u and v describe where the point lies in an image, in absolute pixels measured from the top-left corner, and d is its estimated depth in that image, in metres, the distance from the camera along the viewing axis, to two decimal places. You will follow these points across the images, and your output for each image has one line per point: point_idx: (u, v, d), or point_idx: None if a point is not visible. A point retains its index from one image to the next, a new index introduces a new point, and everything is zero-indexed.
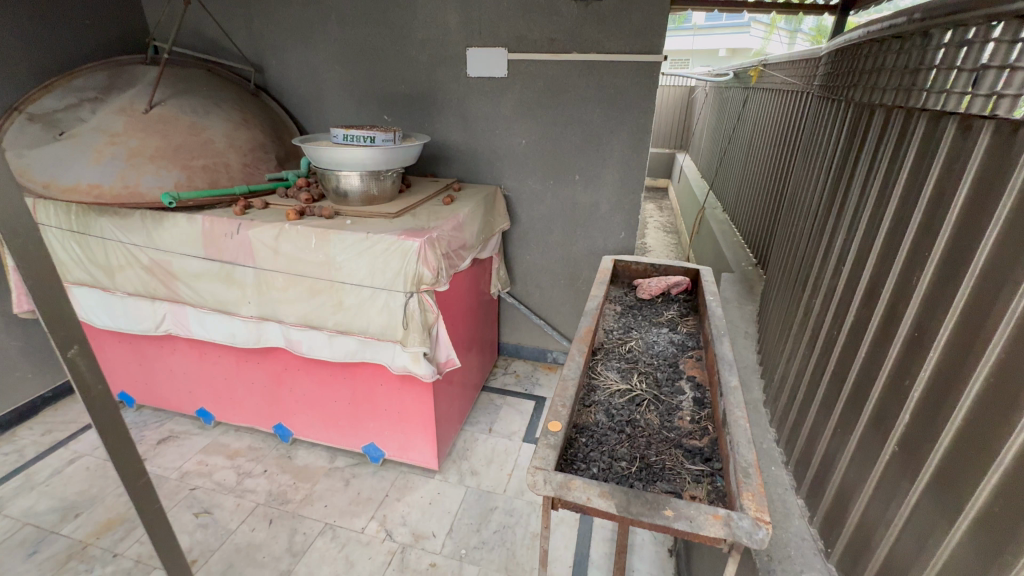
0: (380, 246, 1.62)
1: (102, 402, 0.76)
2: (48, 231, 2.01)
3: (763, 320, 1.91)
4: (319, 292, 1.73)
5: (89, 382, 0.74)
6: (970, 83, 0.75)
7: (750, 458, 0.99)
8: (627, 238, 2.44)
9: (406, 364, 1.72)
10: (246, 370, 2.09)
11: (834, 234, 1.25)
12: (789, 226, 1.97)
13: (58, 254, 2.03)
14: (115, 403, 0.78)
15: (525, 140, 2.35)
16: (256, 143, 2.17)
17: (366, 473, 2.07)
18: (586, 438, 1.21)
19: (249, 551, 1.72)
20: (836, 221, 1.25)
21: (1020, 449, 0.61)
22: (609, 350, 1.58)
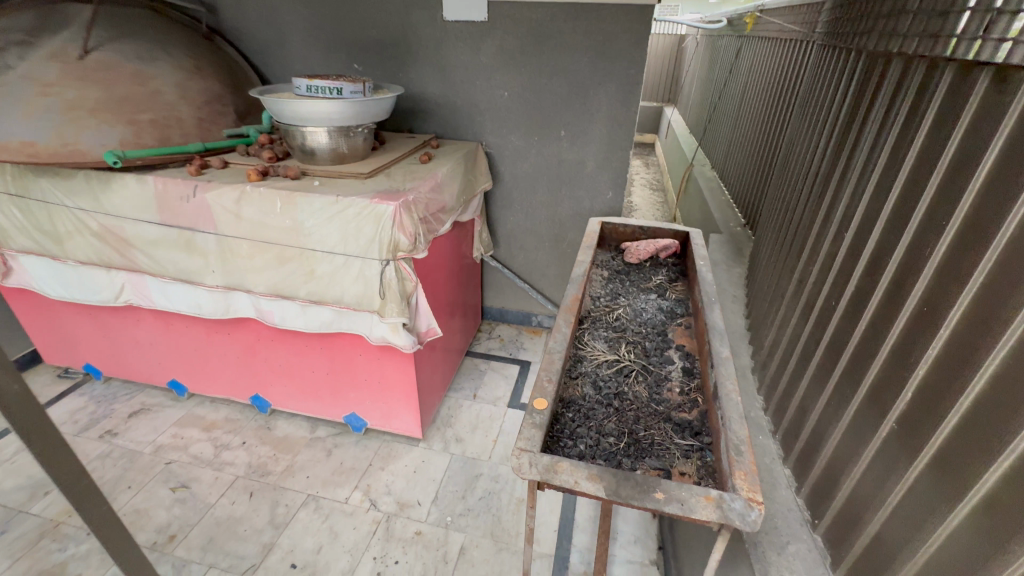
0: (351, 210, 1.50)
1: (23, 404, 0.77)
2: None
3: (752, 285, 1.87)
4: (288, 260, 1.62)
5: (2, 385, 0.75)
6: (1012, 28, 0.66)
7: (742, 435, 0.96)
8: (614, 198, 2.34)
9: (384, 335, 1.64)
10: (216, 341, 1.99)
11: (832, 198, 1.18)
12: (783, 187, 1.89)
13: None
14: (38, 400, 0.79)
15: (508, 93, 2.19)
16: (212, 95, 1.97)
17: (349, 443, 2.03)
18: (573, 413, 1.16)
19: (230, 525, 1.69)
20: (837, 186, 1.18)
21: None
22: (596, 319, 1.52)
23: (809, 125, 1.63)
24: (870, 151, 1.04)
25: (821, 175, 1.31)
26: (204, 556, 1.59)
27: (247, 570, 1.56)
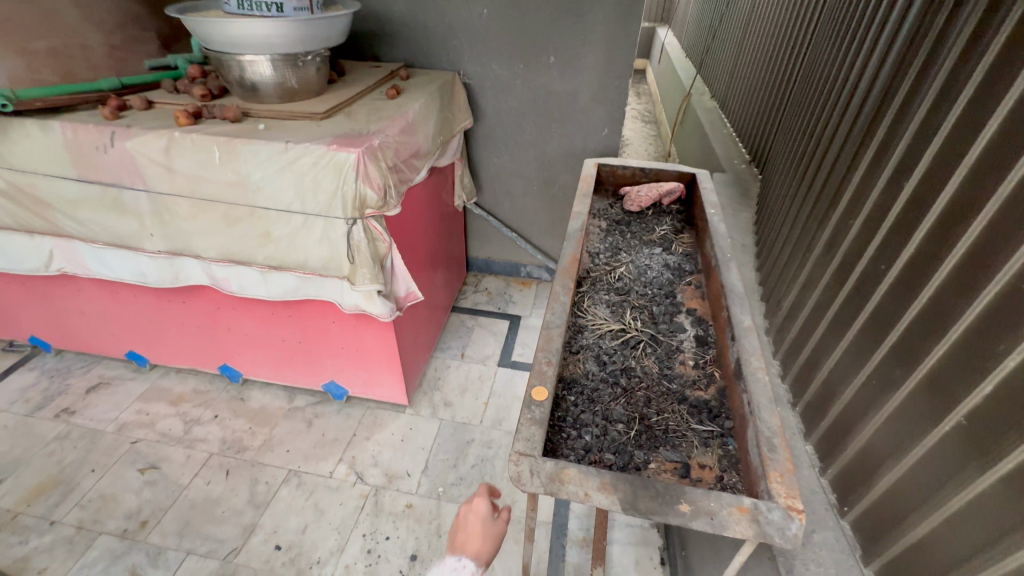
0: (306, 160, 1.25)
1: None
2: None
3: (762, 236, 1.72)
4: (237, 221, 1.38)
5: None
6: None
7: (774, 426, 0.83)
8: (611, 136, 2.09)
9: (358, 303, 1.46)
10: (172, 311, 1.78)
11: (887, 138, 0.98)
12: (800, 124, 1.69)
13: None
14: None
15: (487, 10, 1.86)
16: (127, 16, 1.61)
17: (330, 413, 1.90)
18: (575, 397, 1.02)
19: (207, 507, 1.59)
20: (891, 125, 0.99)
21: None
22: (595, 280, 1.35)
23: (842, 48, 1.40)
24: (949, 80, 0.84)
25: (868, 110, 1.11)
26: (180, 542, 1.50)
27: (229, 554, 1.47)
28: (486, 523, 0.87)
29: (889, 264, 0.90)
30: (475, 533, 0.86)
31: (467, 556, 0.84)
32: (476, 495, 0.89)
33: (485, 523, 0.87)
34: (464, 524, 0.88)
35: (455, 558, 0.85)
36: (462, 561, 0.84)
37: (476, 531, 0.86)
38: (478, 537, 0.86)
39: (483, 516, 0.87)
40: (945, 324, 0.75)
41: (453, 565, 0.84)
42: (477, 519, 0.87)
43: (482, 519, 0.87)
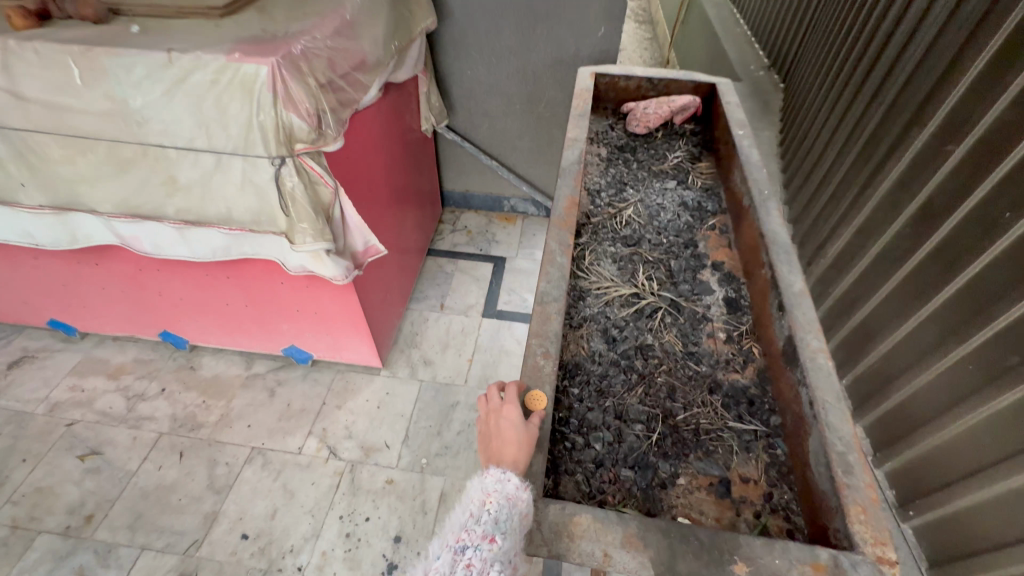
0: (201, 77, 0.91)
1: None
2: None
3: (797, 171, 1.51)
4: (129, 165, 1.05)
5: None
6: None
7: (848, 437, 0.63)
8: (608, 36, 1.70)
9: (303, 264, 1.17)
10: (85, 274, 1.48)
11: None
12: (843, 25, 1.39)
13: None
14: None
15: None
16: None
17: (295, 379, 1.69)
18: (580, 389, 0.80)
19: (162, 495, 1.41)
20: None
21: None
22: (598, 227, 1.08)
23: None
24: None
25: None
26: (133, 537, 1.33)
27: (190, 547, 1.32)
28: (520, 428, 0.63)
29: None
30: (510, 441, 0.61)
31: (507, 466, 0.59)
32: (502, 395, 0.66)
33: (521, 427, 0.62)
34: (495, 431, 0.63)
35: (495, 471, 0.58)
36: (504, 474, 0.58)
37: (512, 437, 0.61)
38: (513, 445, 0.61)
39: (514, 423, 0.62)
40: None
41: (493, 478, 0.58)
42: (509, 423, 0.63)
43: (515, 423, 0.62)
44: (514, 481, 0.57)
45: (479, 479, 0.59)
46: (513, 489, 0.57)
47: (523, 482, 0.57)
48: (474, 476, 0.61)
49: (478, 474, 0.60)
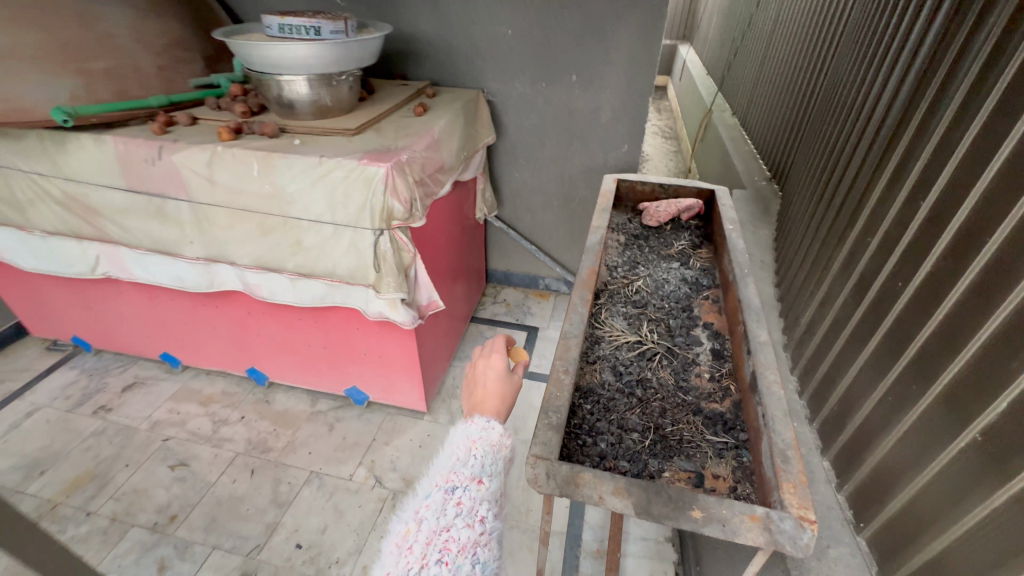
0: (338, 173, 1.32)
1: None
2: None
3: (782, 249, 1.75)
4: (272, 230, 1.46)
5: None
6: None
7: (789, 439, 0.84)
8: (630, 152, 2.12)
9: (382, 310, 1.51)
10: (205, 314, 1.86)
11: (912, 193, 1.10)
12: (818, 142, 1.71)
13: None
14: None
15: (511, 31, 1.93)
16: (174, 37, 1.70)
17: (351, 417, 1.95)
18: (591, 405, 1.04)
19: (232, 505, 1.65)
20: (939, 90, 0.95)
21: None
22: (613, 293, 1.37)
23: (870, 52, 1.41)
24: (1010, 26, 0.78)
25: None
26: (207, 537, 1.56)
27: (252, 551, 1.52)
28: (505, 381, 0.94)
29: (955, 222, 0.81)
30: (493, 392, 0.92)
31: (489, 415, 0.89)
32: (494, 353, 0.98)
33: (503, 379, 0.93)
34: (484, 380, 0.94)
35: (480, 420, 0.87)
36: (489, 422, 0.87)
37: (496, 386, 0.92)
38: (495, 394, 0.91)
39: (501, 376, 0.94)
40: (944, 356, 0.78)
41: (480, 425, 0.86)
42: (496, 375, 0.94)
43: (499, 375, 0.94)
44: (499, 427, 0.86)
45: (468, 427, 0.87)
46: (495, 441, 0.85)
47: (505, 432, 0.87)
48: (463, 420, 0.89)
49: (464, 424, 0.88)
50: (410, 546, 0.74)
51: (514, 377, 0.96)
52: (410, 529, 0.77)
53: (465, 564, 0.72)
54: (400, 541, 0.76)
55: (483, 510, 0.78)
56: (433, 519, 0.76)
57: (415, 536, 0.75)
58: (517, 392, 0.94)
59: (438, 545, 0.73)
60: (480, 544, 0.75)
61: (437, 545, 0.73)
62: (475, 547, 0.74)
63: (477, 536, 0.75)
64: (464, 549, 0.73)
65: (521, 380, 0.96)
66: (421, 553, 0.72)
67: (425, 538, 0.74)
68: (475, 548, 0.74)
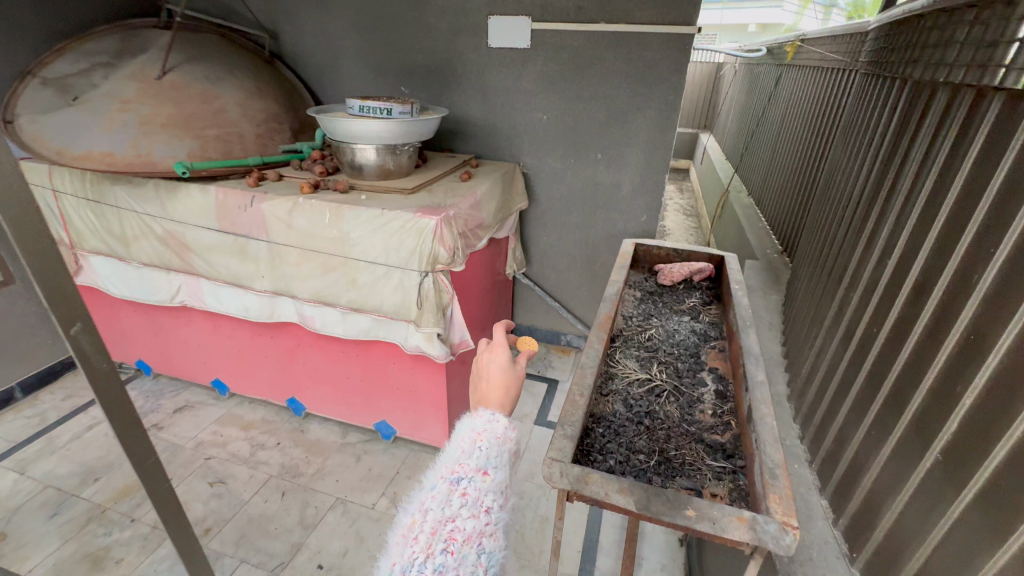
0: (395, 223, 1.57)
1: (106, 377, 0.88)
2: (64, 199, 1.98)
3: (789, 312, 1.86)
4: (333, 269, 1.70)
5: None
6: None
7: (777, 459, 0.94)
8: (648, 221, 2.35)
9: (419, 345, 1.70)
10: (259, 344, 2.07)
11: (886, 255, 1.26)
12: (818, 213, 1.89)
13: (74, 223, 2.01)
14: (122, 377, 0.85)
15: (546, 116, 2.26)
16: (270, 113, 2.08)
17: (377, 451, 2.07)
18: (603, 429, 1.16)
19: (262, 523, 1.75)
20: (899, 167, 1.14)
21: None
22: (627, 338, 1.52)
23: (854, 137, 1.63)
24: (942, 118, 0.98)
25: None
26: (236, 550, 1.65)
27: (276, 567, 1.60)
28: (508, 373, 0.92)
29: (914, 274, 0.95)
30: (496, 384, 0.90)
31: (493, 408, 0.87)
32: (495, 345, 0.95)
33: (506, 371, 0.91)
34: (487, 373, 0.92)
35: (485, 414, 0.85)
36: (494, 415, 0.85)
37: (498, 379, 0.91)
38: (498, 387, 0.89)
39: (504, 369, 0.92)
40: (911, 389, 0.90)
41: (484, 419, 0.84)
42: (498, 367, 0.92)
43: (502, 367, 0.92)
44: (504, 420, 0.84)
45: (473, 421, 0.85)
46: (500, 433, 0.82)
47: (510, 425, 0.84)
48: (467, 415, 0.87)
49: (469, 417, 0.86)
50: (415, 537, 0.70)
51: (517, 368, 0.93)
52: (415, 520, 0.73)
53: (471, 554, 0.68)
54: (406, 532, 0.72)
55: (489, 501, 0.74)
56: (438, 509, 0.72)
57: (421, 527, 0.71)
58: (521, 383, 0.92)
59: (443, 534, 0.69)
60: (486, 535, 0.71)
61: (442, 535, 0.69)
62: (481, 537, 0.70)
63: (483, 526, 0.71)
64: (470, 539, 0.69)
65: (525, 370, 0.93)
66: (425, 543, 0.69)
67: (430, 528, 0.70)
68: (481, 538, 0.70)
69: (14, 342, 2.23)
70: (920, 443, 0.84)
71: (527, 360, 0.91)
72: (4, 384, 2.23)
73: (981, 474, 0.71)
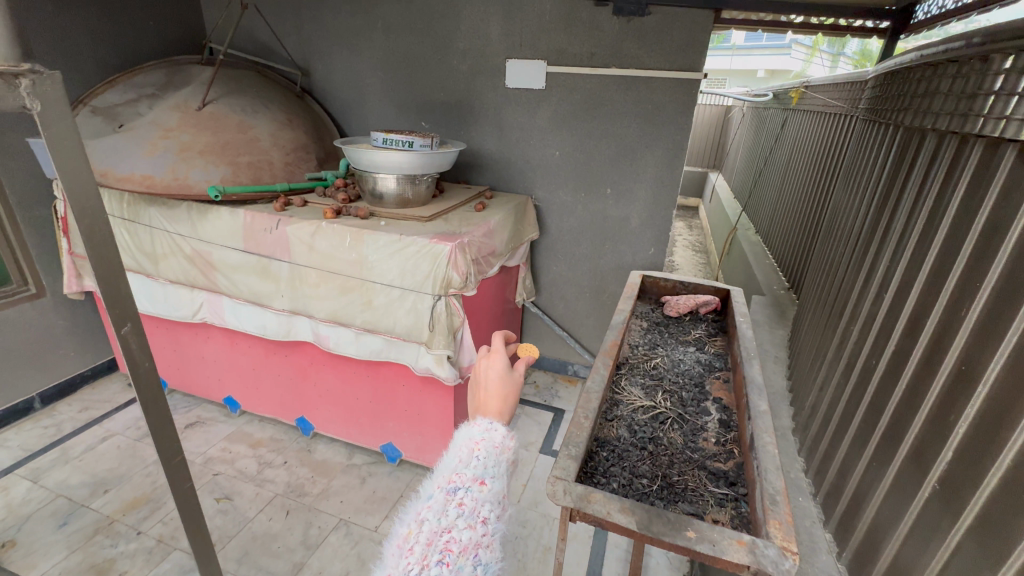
0: (412, 248, 1.64)
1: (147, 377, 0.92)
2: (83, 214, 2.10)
3: (794, 346, 1.88)
4: (349, 290, 1.77)
5: (138, 362, 0.90)
6: (1008, 108, 0.78)
7: (778, 486, 0.95)
8: (656, 255, 2.42)
9: (429, 366, 1.74)
10: (273, 362, 2.13)
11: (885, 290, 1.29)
12: (823, 250, 1.92)
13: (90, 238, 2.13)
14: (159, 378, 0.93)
15: (558, 152, 2.36)
16: (299, 143, 2.21)
17: (382, 473, 2.09)
18: (607, 452, 1.18)
19: (265, 541, 1.76)
20: (894, 206, 1.19)
21: (1020, 451, 0.66)
22: (633, 366, 1.55)
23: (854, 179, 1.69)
24: (933, 159, 1.05)
25: None
26: (239, 567, 1.66)
27: None
28: (505, 383, 0.92)
29: (909, 307, 0.99)
30: (494, 393, 0.91)
31: (491, 417, 0.89)
32: (494, 351, 0.95)
33: (503, 380, 0.92)
34: (485, 381, 0.93)
35: (483, 422, 0.87)
36: (491, 424, 0.87)
37: (496, 387, 0.91)
38: (496, 395, 0.90)
39: (501, 378, 0.92)
40: (909, 419, 0.92)
41: (482, 427, 0.86)
42: (496, 375, 0.92)
43: (500, 374, 0.93)
44: (501, 429, 0.86)
45: (470, 429, 0.87)
46: (497, 441, 0.84)
47: (508, 433, 0.87)
48: (465, 423, 0.89)
49: (467, 426, 0.88)
50: (411, 548, 0.73)
51: (515, 375, 0.94)
52: (412, 531, 0.76)
53: (467, 565, 0.70)
54: (402, 543, 0.76)
55: (485, 511, 0.76)
56: (434, 520, 0.75)
57: (417, 538, 0.74)
58: (519, 391, 0.93)
59: (438, 546, 0.71)
60: (483, 547, 0.73)
61: (438, 546, 0.72)
62: (477, 548, 0.72)
63: (480, 537, 0.74)
64: (466, 551, 0.72)
65: (523, 377, 0.95)
66: (421, 554, 0.71)
67: (425, 539, 0.73)
68: (477, 549, 0.72)
69: (38, 352, 2.31)
70: (919, 472, 0.86)
71: (525, 369, 0.92)
72: (25, 394, 2.29)
73: (976, 502, 0.72)
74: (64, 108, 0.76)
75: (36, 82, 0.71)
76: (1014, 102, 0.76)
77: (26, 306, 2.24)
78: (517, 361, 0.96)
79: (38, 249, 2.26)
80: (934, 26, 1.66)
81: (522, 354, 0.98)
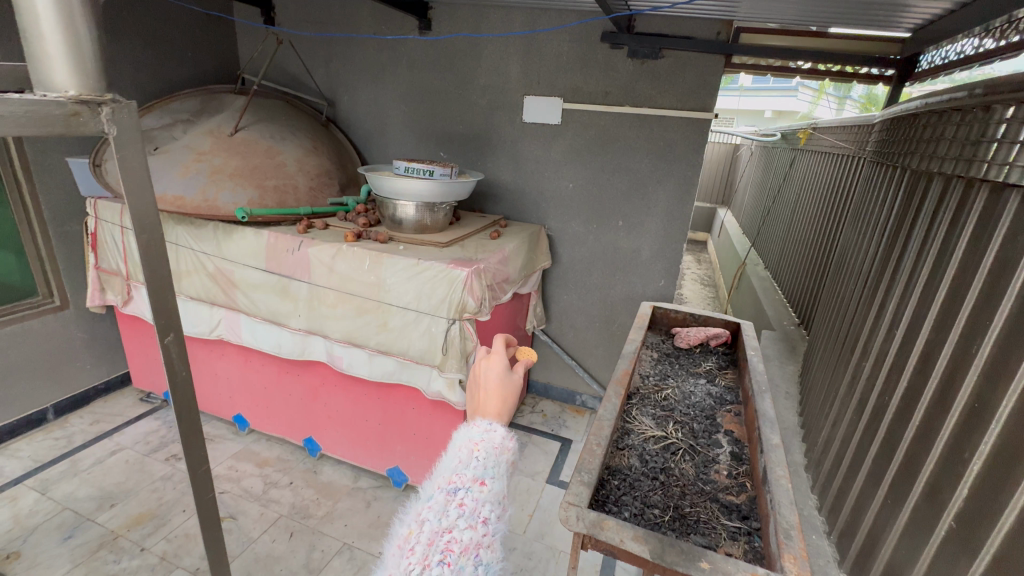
0: (430, 272, 1.69)
1: (182, 384, 0.95)
2: (107, 229, 2.16)
3: (806, 383, 1.87)
4: (365, 311, 1.80)
5: (175, 369, 0.94)
6: (1011, 154, 0.83)
7: (792, 520, 0.94)
8: (666, 286, 2.45)
9: (440, 390, 1.77)
10: (286, 381, 2.15)
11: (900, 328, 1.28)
12: (833, 286, 1.93)
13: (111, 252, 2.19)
14: (192, 384, 0.97)
15: (572, 184, 2.43)
16: (323, 169, 2.30)
17: (387, 498, 2.07)
18: (619, 481, 1.18)
19: (268, 562, 1.74)
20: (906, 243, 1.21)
21: None
22: (644, 396, 1.55)
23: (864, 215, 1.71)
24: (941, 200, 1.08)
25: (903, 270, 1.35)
26: None
27: None
28: (503, 384, 0.93)
29: (921, 342, 1.01)
30: (493, 393, 0.91)
31: (491, 417, 0.90)
32: (494, 353, 0.95)
33: (503, 382, 0.92)
34: (484, 382, 0.93)
35: (482, 424, 0.88)
36: (490, 424, 0.88)
37: (496, 388, 0.92)
38: (496, 396, 0.91)
39: (499, 379, 0.92)
40: (924, 457, 0.91)
41: (481, 428, 0.87)
42: (496, 377, 0.93)
43: (500, 376, 0.93)
44: (501, 430, 0.87)
45: (469, 430, 0.87)
46: (501, 440, 0.86)
47: (510, 435, 0.87)
48: (465, 424, 0.90)
49: (467, 426, 0.88)
50: (411, 549, 0.74)
51: (515, 377, 0.94)
52: (412, 531, 0.77)
53: (468, 566, 0.71)
54: (403, 543, 0.77)
55: (486, 512, 0.77)
56: (434, 521, 0.76)
57: (417, 538, 0.75)
58: (519, 392, 0.93)
59: (439, 547, 0.72)
60: (483, 547, 0.74)
61: (439, 547, 0.72)
62: (478, 549, 0.73)
63: (481, 537, 0.75)
64: (467, 551, 0.73)
65: (523, 379, 0.95)
66: (421, 554, 0.72)
67: (426, 539, 0.74)
68: (478, 550, 0.73)
69: (56, 363, 2.35)
70: (938, 509, 0.85)
71: (524, 370, 0.92)
72: (40, 405, 2.32)
73: (993, 538, 0.72)
74: (136, 133, 0.82)
75: (116, 109, 0.78)
76: (1016, 150, 0.80)
77: (49, 317, 2.30)
78: (517, 362, 0.96)
79: (65, 263, 2.34)
80: (938, 73, 1.73)
81: (522, 356, 0.99)
